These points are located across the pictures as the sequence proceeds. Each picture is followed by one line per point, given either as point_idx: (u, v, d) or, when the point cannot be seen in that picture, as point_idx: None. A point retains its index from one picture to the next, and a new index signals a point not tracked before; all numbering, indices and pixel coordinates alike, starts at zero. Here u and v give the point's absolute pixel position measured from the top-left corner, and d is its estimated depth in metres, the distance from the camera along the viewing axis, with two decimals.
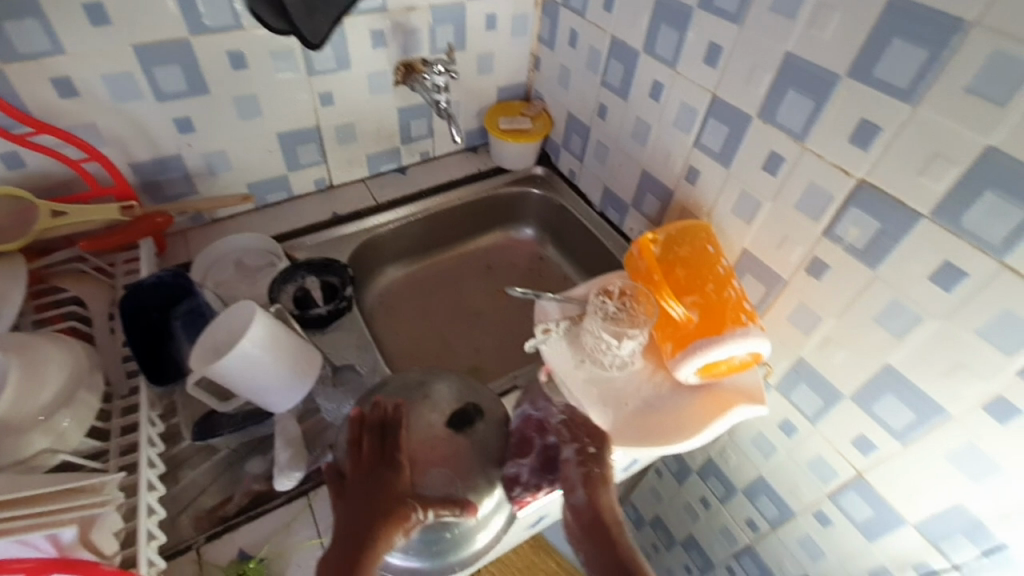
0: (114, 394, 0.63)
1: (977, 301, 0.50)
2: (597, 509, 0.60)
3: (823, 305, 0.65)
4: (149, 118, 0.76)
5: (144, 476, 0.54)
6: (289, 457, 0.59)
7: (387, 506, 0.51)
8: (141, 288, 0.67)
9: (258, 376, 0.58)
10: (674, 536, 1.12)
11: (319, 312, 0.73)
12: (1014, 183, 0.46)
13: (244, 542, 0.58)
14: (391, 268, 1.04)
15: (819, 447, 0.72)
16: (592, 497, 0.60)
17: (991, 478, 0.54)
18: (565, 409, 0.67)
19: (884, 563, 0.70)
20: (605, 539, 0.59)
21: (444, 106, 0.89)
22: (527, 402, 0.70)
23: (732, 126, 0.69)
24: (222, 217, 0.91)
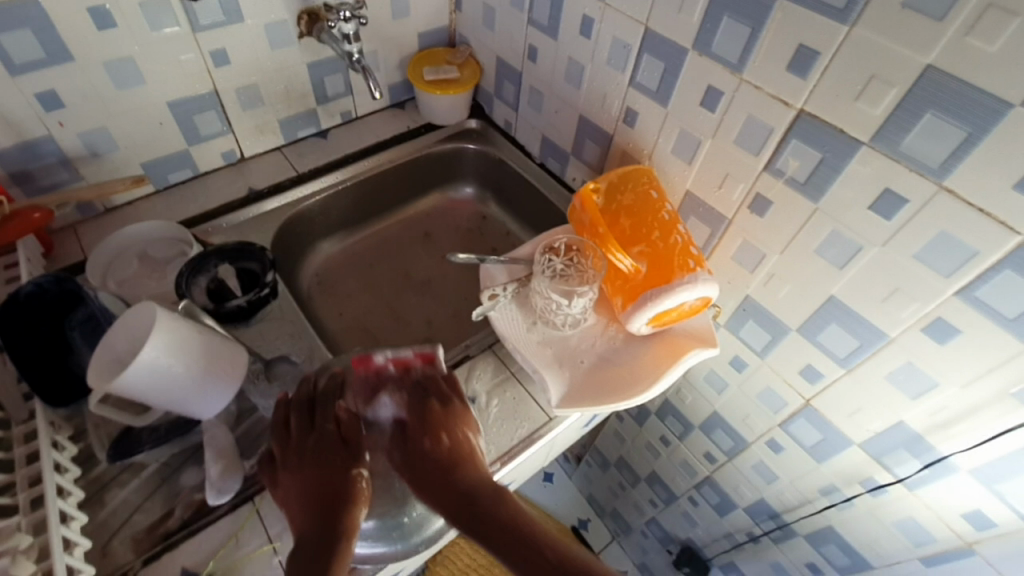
0: (12, 420, 0.55)
1: (915, 225, 0.50)
2: (442, 493, 0.49)
3: (767, 242, 0.64)
4: (2, 96, 0.64)
5: (54, 508, 0.49)
6: (220, 470, 0.56)
7: (341, 488, 0.49)
8: (18, 300, 0.57)
9: (172, 386, 0.52)
10: (638, 474, 1.17)
11: (237, 304, 0.66)
12: (952, 102, 0.44)
13: (187, 560, 0.54)
14: (326, 243, 0.97)
15: (768, 379, 0.74)
16: (432, 485, 0.50)
17: (928, 394, 0.57)
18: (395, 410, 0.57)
19: (833, 482, 0.73)
20: (467, 512, 0.47)
21: (357, 57, 0.79)
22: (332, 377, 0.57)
23: (667, 61, 0.64)
24: (118, 204, 0.81)
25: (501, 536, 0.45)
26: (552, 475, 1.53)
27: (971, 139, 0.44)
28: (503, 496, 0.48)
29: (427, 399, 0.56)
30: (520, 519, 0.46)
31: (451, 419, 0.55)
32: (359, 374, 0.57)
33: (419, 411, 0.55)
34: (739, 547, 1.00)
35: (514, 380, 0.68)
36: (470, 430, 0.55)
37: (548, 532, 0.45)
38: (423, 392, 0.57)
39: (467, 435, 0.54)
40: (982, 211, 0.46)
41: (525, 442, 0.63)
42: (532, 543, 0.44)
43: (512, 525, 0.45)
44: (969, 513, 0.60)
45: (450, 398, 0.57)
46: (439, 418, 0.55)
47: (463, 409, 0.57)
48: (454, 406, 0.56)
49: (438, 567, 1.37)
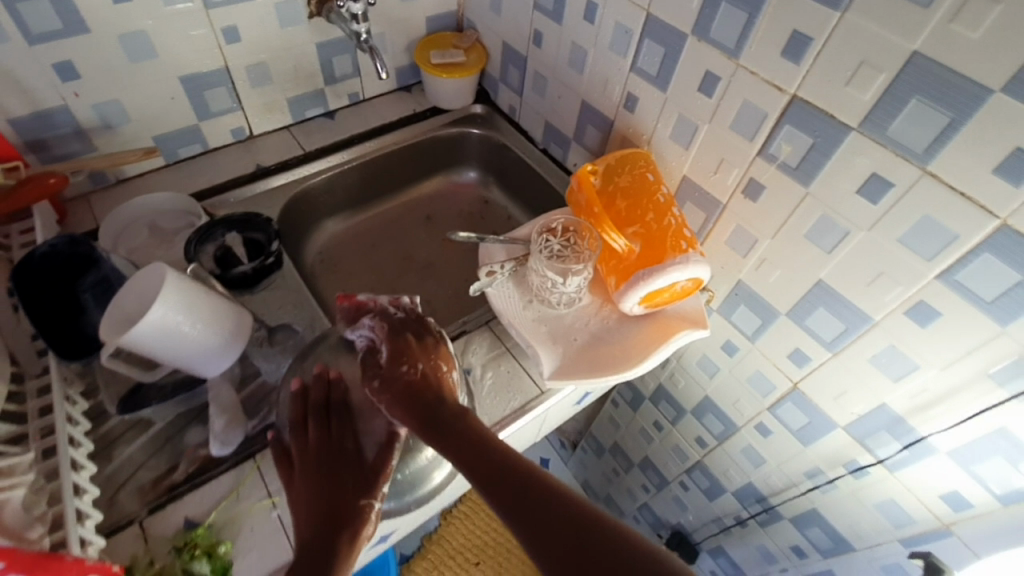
0: (25, 374, 0.58)
1: (900, 210, 0.52)
2: (411, 410, 0.51)
3: (759, 226, 0.66)
4: (20, 65, 0.66)
5: (66, 457, 0.52)
6: (225, 423, 0.59)
7: (348, 513, 0.48)
8: (33, 260, 0.60)
9: (180, 344, 0.54)
10: (632, 459, 1.19)
11: (242, 270, 0.68)
12: (937, 87, 0.45)
13: (189, 511, 0.57)
14: (330, 221, 0.99)
15: (759, 363, 0.75)
16: (400, 402, 0.51)
17: (909, 376, 0.58)
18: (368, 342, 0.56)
19: (818, 465, 0.75)
20: (435, 428, 0.50)
21: (364, 37, 0.81)
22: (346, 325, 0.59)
23: (667, 47, 0.66)
24: (130, 175, 0.83)
25: (464, 449, 0.49)
26: (548, 460, 1.56)
27: (954, 124, 0.45)
28: (466, 416, 0.52)
29: (404, 333, 0.56)
30: (480, 435, 0.50)
31: (428, 352, 0.55)
32: (342, 308, 0.59)
33: (397, 342, 0.55)
34: (726, 530, 1.02)
35: (509, 355, 0.70)
36: (445, 363, 0.56)
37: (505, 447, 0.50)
38: (401, 327, 0.56)
39: (441, 366, 0.55)
40: (964, 195, 0.47)
41: (517, 413, 0.66)
42: (490, 453, 0.48)
43: (476, 442, 0.49)
44: (947, 494, 0.62)
45: (426, 333, 0.57)
46: (415, 349, 0.55)
47: (438, 343, 0.57)
48: (430, 340, 0.56)
49: (434, 545, 1.40)
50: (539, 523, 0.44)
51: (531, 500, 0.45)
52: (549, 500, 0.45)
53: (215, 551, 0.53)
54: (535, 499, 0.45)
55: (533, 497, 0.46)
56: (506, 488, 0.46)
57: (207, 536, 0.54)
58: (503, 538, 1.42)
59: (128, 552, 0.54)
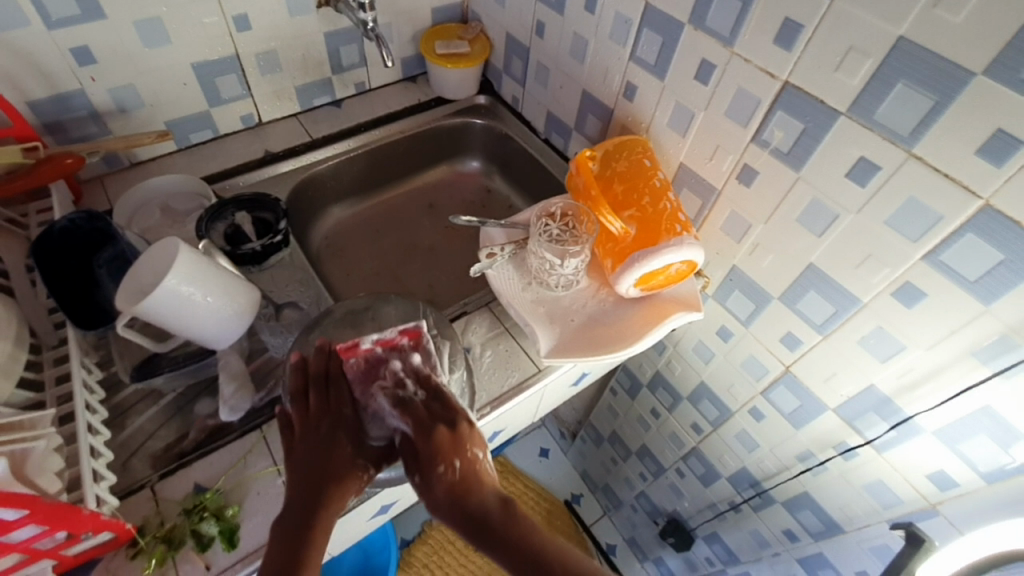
0: (42, 345, 0.60)
1: (887, 193, 0.53)
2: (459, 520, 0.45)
3: (752, 212, 0.67)
4: (40, 48, 0.69)
5: (83, 421, 0.54)
6: (234, 391, 0.61)
7: (339, 471, 0.50)
8: (52, 234, 0.62)
9: (189, 316, 0.57)
10: (629, 447, 1.21)
11: (251, 248, 0.70)
12: (922, 72, 0.47)
13: (199, 477, 0.59)
14: (336, 208, 1.01)
15: (752, 348, 0.77)
16: (444, 511, 0.46)
17: (896, 358, 0.60)
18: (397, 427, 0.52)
19: (809, 447, 0.77)
20: (487, 539, 0.44)
21: (370, 25, 0.83)
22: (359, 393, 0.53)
23: (665, 35, 0.67)
24: (143, 159, 0.85)
25: (522, 563, 0.43)
26: (548, 450, 1.58)
27: (938, 106, 0.47)
28: (516, 517, 0.46)
29: (432, 423, 0.50)
30: (535, 544, 0.44)
31: (461, 441, 0.49)
32: (349, 365, 0.54)
33: (426, 437, 0.49)
34: (721, 516, 1.03)
35: (508, 335, 0.72)
36: (479, 446, 0.50)
37: (568, 554, 0.44)
38: (428, 414, 0.50)
39: (478, 455, 0.49)
40: (948, 176, 0.48)
41: (515, 390, 0.68)
42: (553, 570, 0.43)
43: (529, 555, 0.43)
44: (933, 474, 0.63)
45: (457, 418, 0.50)
46: (448, 443, 0.48)
47: (470, 425, 0.51)
48: (461, 426, 0.50)
49: (434, 530, 1.43)
50: None
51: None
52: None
53: (223, 513, 0.56)
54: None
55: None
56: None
57: (216, 500, 0.57)
58: None
59: (140, 514, 0.56)
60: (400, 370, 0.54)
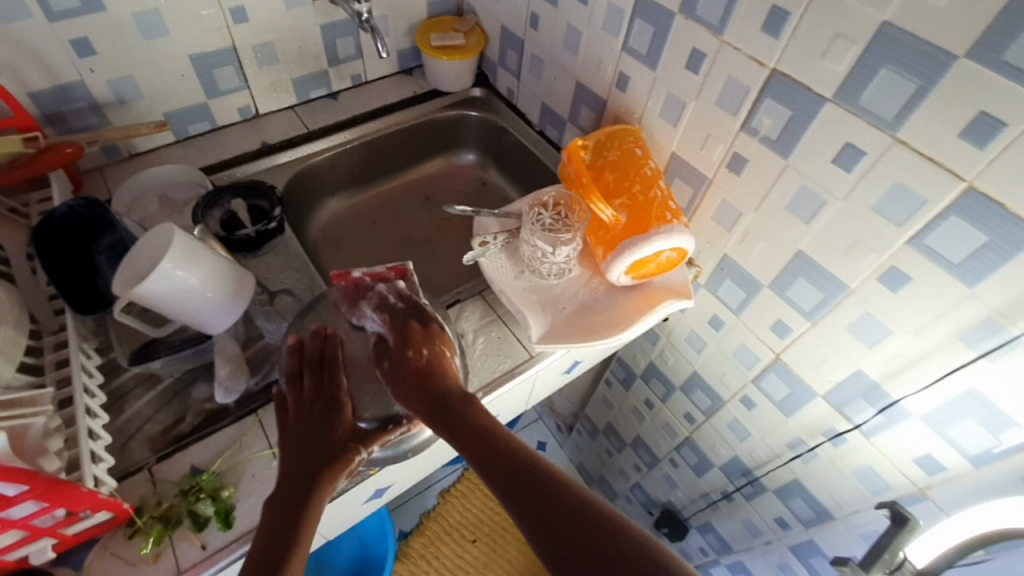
0: (43, 330, 0.62)
1: (873, 178, 0.54)
2: (419, 392, 0.52)
3: (741, 200, 0.68)
4: (40, 39, 0.69)
5: (82, 405, 0.54)
6: (229, 371, 0.63)
7: (331, 453, 0.50)
8: (53, 220, 0.64)
9: (184, 302, 0.58)
10: (625, 438, 1.22)
11: (247, 235, 0.71)
12: (906, 57, 0.48)
13: (196, 459, 0.60)
14: (333, 200, 1.02)
15: (743, 336, 0.78)
16: (406, 385, 0.53)
17: (883, 343, 0.60)
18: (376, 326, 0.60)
19: (799, 434, 0.77)
20: (439, 408, 0.51)
21: (366, 17, 0.83)
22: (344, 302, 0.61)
23: (657, 25, 0.68)
24: (142, 150, 0.86)
25: (467, 433, 0.49)
26: (546, 443, 1.59)
27: (922, 90, 0.48)
28: (471, 400, 0.52)
29: (408, 320, 0.58)
30: (483, 418, 0.51)
31: (431, 337, 0.57)
32: (339, 287, 0.61)
33: (400, 328, 0.57)
34: (714, 505, 1.04)
35: (501, 322, 0.73)
36: (447, 348, 0.58)
37: (509, 434, 0.50)
38: (405, 314, 0.59)
39: (445, 353, 0.57)
40: (933, 160, 0.49)
41: (508, 375, 0.69)
42: (493, 441, 0.48)
43: (475, 424, 0.50)
44: (922, 458, 0.64)
45: (430, 320, 0.59)
46: (419, 334, 0.57)
47: (442, 331, 0.59)
48: (433, 327, 0.58)
49: (432, 522, 1.44)
50: (536, 506, 0.44)
51: (531, 487, 0.45)
52: (550, 490, 0.45)
53: (220, 494, 0.57)
54: (538, 492, 0.45)
55: (534, 486, 0.45)
56: (507, 477, 0.46)
57: (213, 482, 0.58)
58: (501, 517, 1.45)
59: (138, 494, 0.57)
60: (385, 292, 0.61)
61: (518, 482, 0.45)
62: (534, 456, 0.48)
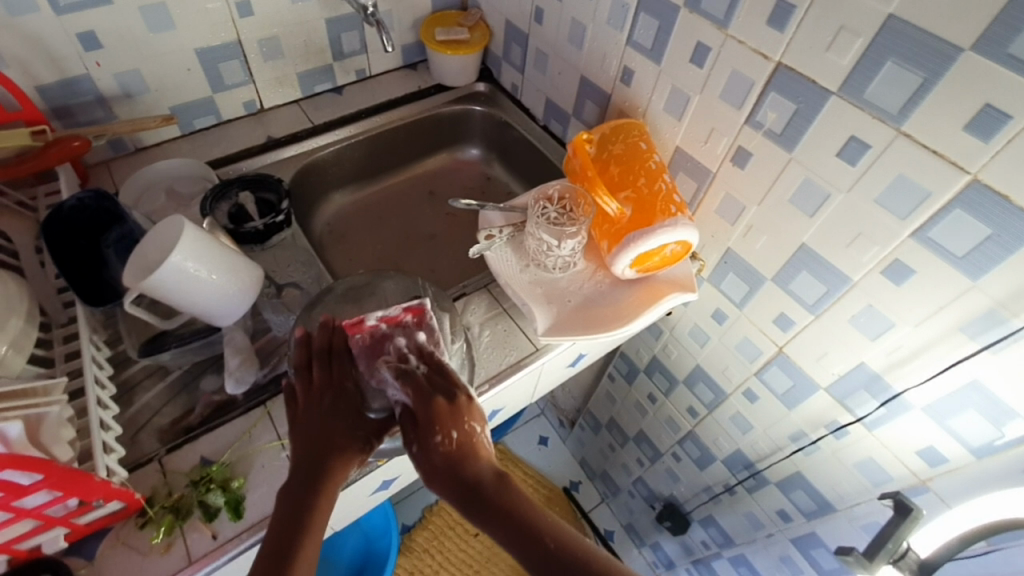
0: (53, 323, 0.62)
1: (877, 171, 0.54)
2: (457, 490, 0.47)
3: (746, 194, 0.68)
4: (47, 32, 0.70)
5: (93, 395, 0.55)
6: (239, 363, 0.64)
7: (340, 442, 0.51)
8: (62, 213, 0.64)
9: (194, 294, 0.59)
10: (627, 433, 1.22)
11: (254, 227, 0.71)
12: (911, 50, 0.48)
13: (205, 450, 0.61)
14: (337, 194, 1.02)
15: (745, 330, 0.78)
16: (439, 478, 0.48)
17: (886, 336, 0.61)
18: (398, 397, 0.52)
19: (801, 427, 0.78)
20: (481, 509, 0.47)
21: (371, 10, 0.84)
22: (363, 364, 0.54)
23: (662, 19, 0.68)
24: (148, 144, 0.87)
25: (514, 533, 0.46)
26: (547, 438, 1.60)
27: (926, 83, 0.48)
28: (510, 489, 0.48)
29: (433, 395, 0.50)
30: (526, 511, 0.47)
31: (459, 413, 0.50)
32: (355, 342, 0.55)
33: (425, 406, 0.50)
34: (716, 499, 1.05)
35: (506, 315, 0.74)
36: (478, 420, 0.51)
37: (555, 526, 0.47)
38: (428, 386, 0.51)
39: (475, 428, 0.50)
40: (937, 153, 0.49)
41: (513, 367, 0.69)
42: (541, 540, 0.46)
43: (520, 524, 0.46)
44: (923, 450, 0.65)
45: (456, 390, 0.51)
46: (446, 413, 0.49)
47: (470, 399, 0.52)
48: (461, 398, 0.51)
49: (434, 516, 1.45)
50: None
51: None
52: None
53: (229, 484, 0.58)
54: None
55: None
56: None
57: (222, 472, 0.59)
58: None
59: (148, 484, 0.58)
60: (404, 347, 0.54)
61: None
62: (589, 548, 0.46)
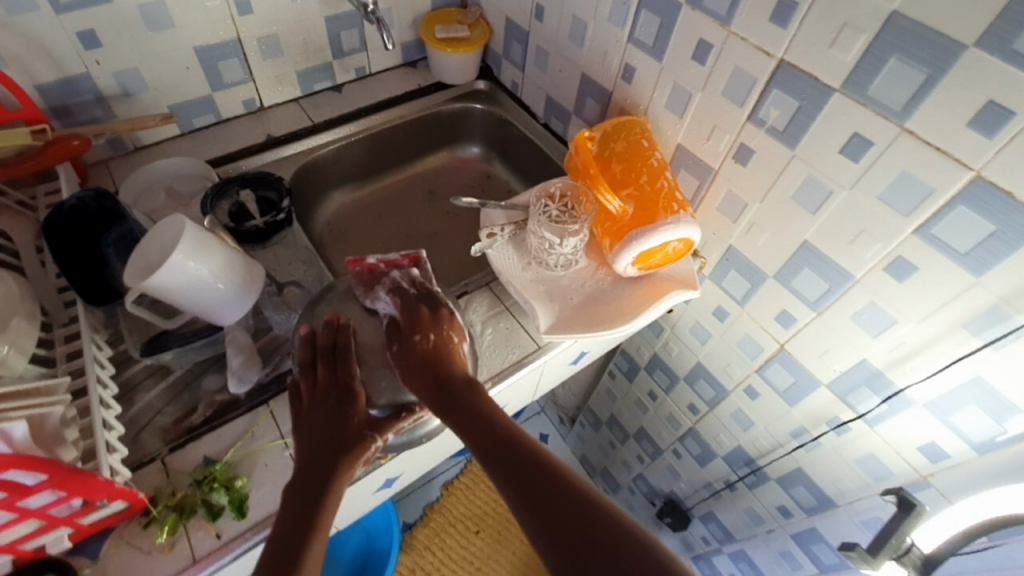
0: (54, 323, 0.62)
1: (879, 168, 0.54)
2: (425, 380, 0.54)
3: (748, 191, 0.68)
4: (46, 30, 0.69)
5: (96, 395, 0.55)
6: (242, 362, 0.64)
7: (348, 441, 0.51)
8: (62, 212, 0.64)
9: (194, 294, 0.58)
10: (627, 430, 1.23)
11: (255, 225, 0.71)
12: (915, 47, 0.48)
13: (208, 450, 0.61)
14: (337, 193, 1.02)
15: (747, 327, 0.79)
16: (411, 369, 0.55)
17: (888, 332, 0.61)
18: (388, 308, 0.60)
19: (802, 424, 0.78)
20: (442, 396, 0.53)
21: (371, 8, 0.83)
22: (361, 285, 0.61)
23: (663, 17, 0.68)
24: (147, 143, 0.86)
25: (468, 419, 0.51)
26: (547, 436, 1.60)
27: (930, 81, 0.48)
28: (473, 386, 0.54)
29: (419, 305, 0.59)
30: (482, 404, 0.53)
31: (440, 323, 0.58)
32: (354, 271, 0.61)
33: (410, 314, 0.58)
34: (717, 495, 1.05)
35: (509, 314, 0.74)
36: (457, 335, 0.59)
37: (506, 419, 0.52)
38: (416, 300, 0.59)
39: (452, 338, 0.58)
40: (939, 149, 0.50)
41: (516, 366, 0.69)
42: (491, 425, 0.51)
43: (475, 411, 0.52)
44: (925, 446, 0.65)
45: (440, 306, 0.60)
46: (427, 320, 0.58)
47: (452, 316, 0.60)
48: (443, 313, 0.59)
49: (435, 514, 1.45)
50: (526, 489, 0.46)
51: (521, 468, 0.47)
52: (546, 479, 0.47)
53: (233, 484, 0.58)
54: (527, 471, 0.47)
55: (529, 472, 0.47)
56: (504, 463, 0.48)
57: (226, 472, 0.59)
58: (502, 509, 1.46)
59: (151, 484, 0.58)
60: (399, 279, 0.61)
61: (511, 466, 0.48)
62: (532, 443, 0.50)
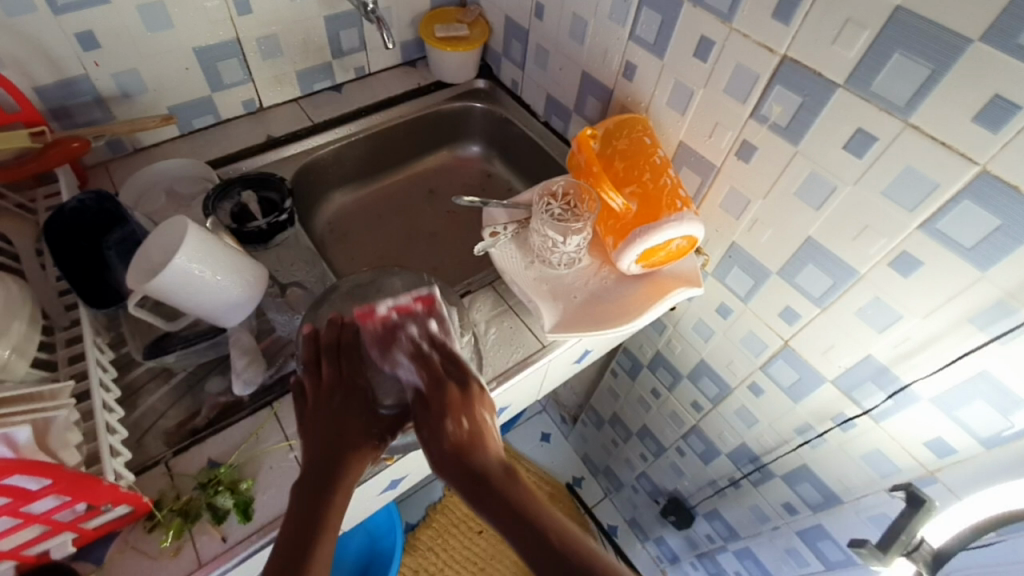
0: (54, 326, 0.61)
1: (882, 163, 0.54)
2: (463, 476, 0.46)
3: (751, 188, 0.68)
4: (44, 32, 0.69)
5: (99, 399, 0.54)
6: (245, 364, 0.63)
7: (355, 440, 0.51)
8: (63, 214, 0.63)
9: (198, 295, 0.58)
10: (630, 428, 1.23)
11: (256, 226, 0.71)
12: (920, 42, 0.48)
13: (212, 453, 0.60)
14: (338, 194, 1.02)
15: (750, 323, 0.78)
16: (445, 461, 0.47)
17: (893, 327, 0.61)
18: (410, 377, 0.53)
19: (807, 420, 0.78)
20: (486, 497, 0.45)
21: (371, 8, 0.83)
22: (377, 348, 0.55)
23: (664, 13, 0.68)
24: (146, 145, 0.86)
25: (518, 529, 0.43)
26: (550, 435, 1.60)
27: (934, 75, 0.48)
28: (517, 482, 0.46)
29: (444, 379, 0.52)
30: (532, 506, 0.44)
31: (470, 401, 0.50)
32: (367, 330, 0.56)
33: (436, 390, 0.51)
34: (721, 493, 1.05)
35: (512, 313, 0.74)
36: (489, 412, 0.51)
37: (563, 525, 0.43)
38: (441, 372, 0.52)
39: (485, 418, 0.50)
40: (944, 144, 0.49)
41: (520, 365, 0.69)
42: (546, 535, 0.42)
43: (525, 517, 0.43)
44: (931, 441, 0.65)
45: (468, 378, 0.52)
46: (456, 399, 0.50)
47: (482, 391, 0.53)
48: (472, 387, 0.52)
49: (438, 515, 1.44)
50: None
51: None
52: None
53: (237, 487, 0.57)
54: None
55: None
56: None
57: (230, 475, 0.58)
58: None
59: (156, 488, 0.58)
60: (416, 335, 0.56)
61: None
62: (599, 555, 0.41)
